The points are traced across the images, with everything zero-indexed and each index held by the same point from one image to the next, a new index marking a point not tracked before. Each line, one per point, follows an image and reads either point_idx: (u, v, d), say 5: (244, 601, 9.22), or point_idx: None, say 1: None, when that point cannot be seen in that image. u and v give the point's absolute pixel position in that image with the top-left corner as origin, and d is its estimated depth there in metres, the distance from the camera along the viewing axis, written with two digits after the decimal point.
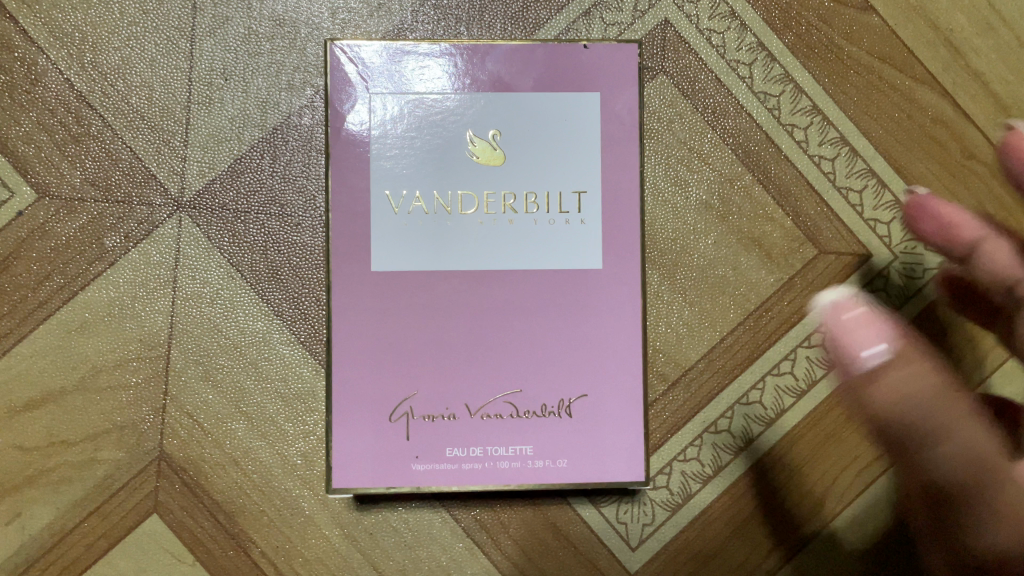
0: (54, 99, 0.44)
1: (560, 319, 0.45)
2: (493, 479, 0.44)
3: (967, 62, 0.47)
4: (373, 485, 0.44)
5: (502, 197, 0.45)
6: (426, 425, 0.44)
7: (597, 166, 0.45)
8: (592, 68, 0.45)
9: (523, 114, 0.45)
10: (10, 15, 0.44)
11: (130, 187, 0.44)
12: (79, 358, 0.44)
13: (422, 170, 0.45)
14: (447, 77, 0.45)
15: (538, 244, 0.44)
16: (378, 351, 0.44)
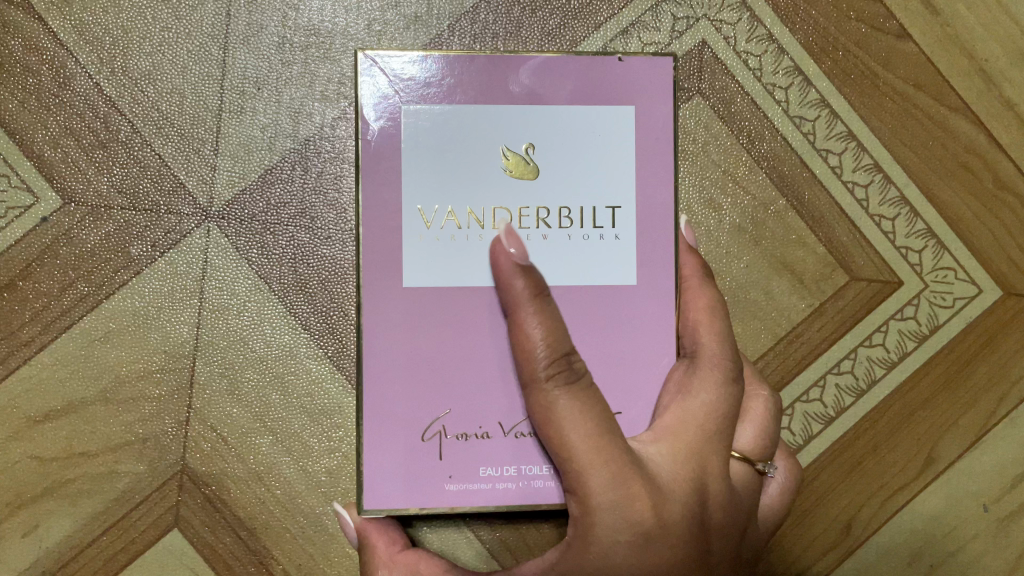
0: (81, 103, 0.43)
1: (603, 331, 0.40)
2: (526, 501, 0.40)
3: (1001, 92, 0.47)
4: (405, 507, 0.39)
5: (535, 212, 0.39)
6: (458, 445, 0.40)
7: (631, 179, 0.40)
8: (626, 81, 0.41)
9: (557, 123, 0.40)
10: (39, 17, 0.43)
11: (159, 195, 0.43)
12: (101, 369, 0.44)
13: (453, 183, 0.39)
14: (485, 85, 0.40)
15: (573, 261, 0.39)
16: (408, 364, 0.39)
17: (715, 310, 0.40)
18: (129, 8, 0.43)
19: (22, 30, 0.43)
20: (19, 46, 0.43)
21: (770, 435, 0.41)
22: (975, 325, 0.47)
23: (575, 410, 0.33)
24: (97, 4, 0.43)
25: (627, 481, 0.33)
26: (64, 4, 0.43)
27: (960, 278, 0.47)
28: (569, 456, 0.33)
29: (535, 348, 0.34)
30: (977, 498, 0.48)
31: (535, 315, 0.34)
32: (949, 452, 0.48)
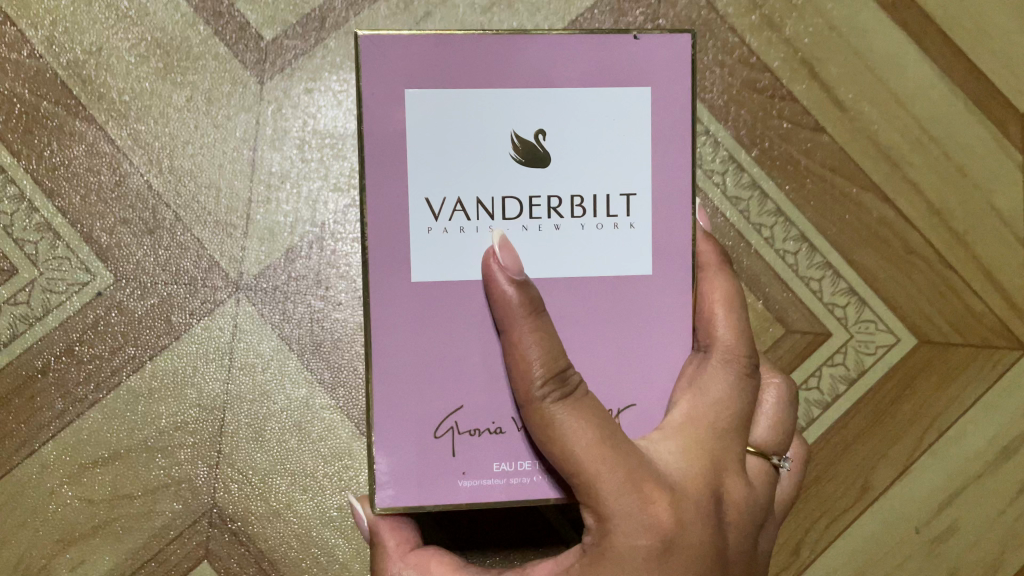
0: (133, 197, 0.50)
1: (626, 322, 0.38)
2: (537, 496, 0.38)
3: (904, 173, 0.55)
4: (419, 505, 0.37)
5: (546, 201, 0.37)
6: (471, 441, 0.38)
7: (649, 165, 0.37)
8: (642, 60, 0.37)
9: (565, 106, 0.36)
10: (100, 127, 0.50)
11: (195, 274, 0.51)
12: (144, 422, 0.51)
13: (460, 169, 0.36)
14: (494, 63, 0.36)
15: (588, 255, 0.37)
16: (420, 355, 0.37)
17: (731, 303, 0.42)
18: (171, 116, 0.50)
19: (85, 137, 0.50)
20: (83, 151, 0.50)
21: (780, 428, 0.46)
22: (896, 369, 0.56)
23: (576, 423, 0.35)
24: (149, 115, 0.50)
25: (633, 489, 0.35)
26: (121, 116, 0.50)
27: (881, 328, 0.55)
28: (570, 468, 0.35)
29: (530, 366, 0.35)
30: (910, 522, 0.57)
31: (526, 334, 0.35)
32: (882, 481, 0.56)
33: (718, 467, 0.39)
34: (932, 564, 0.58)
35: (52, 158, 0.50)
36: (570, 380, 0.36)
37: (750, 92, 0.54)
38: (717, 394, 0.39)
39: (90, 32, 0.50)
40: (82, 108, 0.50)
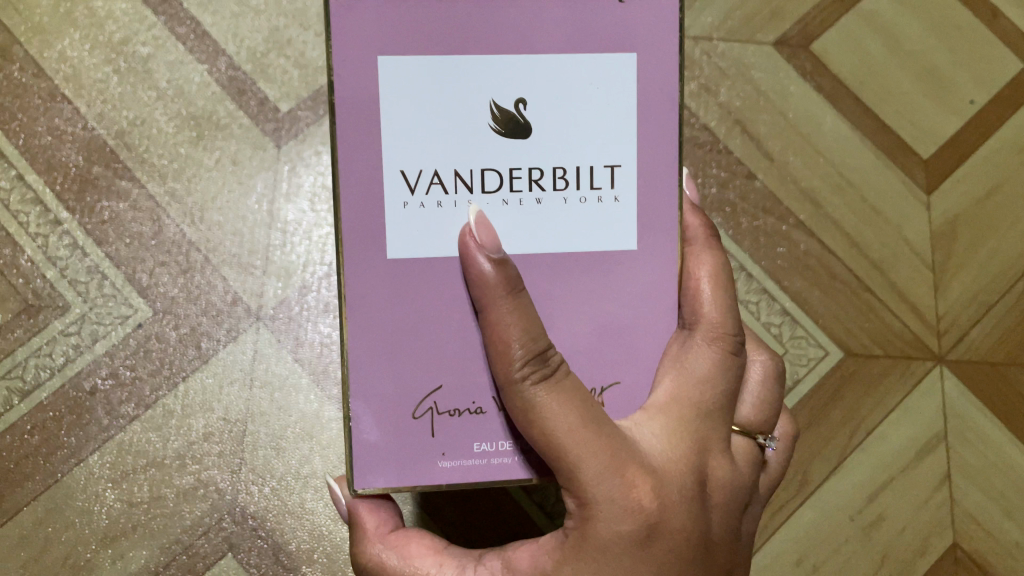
0: (169, 243, 0.59)
1: (604, 302, 0.41)
2: (507, 477, 0.41)
3: (827, 212, 0.64)
4: (397, 485, 0.40)
5: (528, 175, 0.39)
6: (450, 420, 0.41)
7: (632, 136, 0.40)
8: (626, 26, 0.39)
9: (550, 78, 0.39)
10: (141, 184, 0.59)
11: (222, 308, 0.59)
12: (177, 436, 0.59)
13: (440, 140, 0.38)
14: (471, 31, 0.38)
15: (569, 226, 0.40)
16: (395, 340, 0.40)
17: (717, 282, 0.43)
18: (201, 174, 0.59)
19: (127, 193, 0.58)
20: (125, 206, 0.58)
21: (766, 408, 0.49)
22: (826, 378, 0.65)
23: (555, 403, 0.37)
24: (184, 175, 0.59)
25: (615, 472, 0.38)
26: (160, 176, 0.59)
27: (812, 344, 0.65)
28: (553, 451, 0.37)
29: (511, 350, 0.38)
30: (844, 511, 0.66)
31: (506, 318, 0.38)
32: (818, 475, 0.65)
33: (703, 449, 0.41)
34: (865, 546, 0.67)
35: (96, 213, 0.58)
36: (551, 363, 0.38)
37: (692, 147, 0.63)
38: (695, 378, 0.42)
39: (128, 105, 0.58)
40: (127, 170, 0.58)
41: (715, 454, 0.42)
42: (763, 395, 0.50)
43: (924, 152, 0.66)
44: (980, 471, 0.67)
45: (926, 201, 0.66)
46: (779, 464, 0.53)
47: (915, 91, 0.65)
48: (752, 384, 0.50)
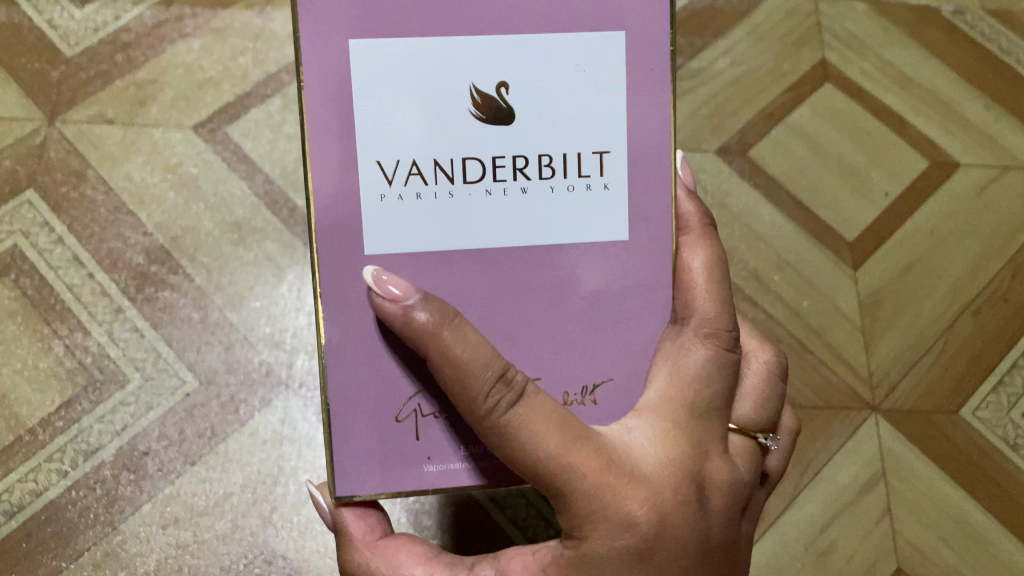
0: (217, 327, 0.76)
1: (581, 296, 0.50)
2: (474, 482, 0.50)
3: (768, 286, 0.81)
4: (383, 492, 0.49)
5: (512, 163, 0.48)
6: (427, 427, 0.49)
7: (621, 127, 0.49)
8: (613, 14, 0.48)
9: (541, 72, 0.47)
10: (198, 282, 0.77)
11: (258, 378, 0.75)
12: (219, 487, 0.74)
13: (429, 132, 0.47)
14: (440, 33, 0.46)
15: (554, 211, 0.49)
16: (378, 359, 0.48)
17: (714, 279, 0.51)
18: (244, 270, 0.78)
19: (192, 289, 0.77)
20: (191, 300, 0.77)
21: (765, 406, 0.57)
22: None
23: (534, 430, 0.43)
24: (234, 274, 0.77)
25: (600, 484, 0.43)
26: (218, 276, 0.77)
27: None
28: (540, 471, 0.43)
29: (475, 384, 0.43)
30: (799, 542, 0.76)
31: (458, 353, 0.43)
32: (775, 510, 0.76)
33: (698, 449, 0.47)
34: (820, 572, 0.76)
35: (155, 303, 0.76)
36: (513, 384, 0.44)
37: None
38: (667, 393, 0.48)
39: (181, 219, 0.79)
40: (184, 269, 0.77)
41: (710, 450, 0.48)
42: (763, 390, 0.57)
43: (849, 236, 0.84)
44: (918, 503, 0.77)
45: (854, 274, 0.82)
46: (782, 463, 0.59)
47: (838, 187, 0.85)
48: (752, 378, 0.58)
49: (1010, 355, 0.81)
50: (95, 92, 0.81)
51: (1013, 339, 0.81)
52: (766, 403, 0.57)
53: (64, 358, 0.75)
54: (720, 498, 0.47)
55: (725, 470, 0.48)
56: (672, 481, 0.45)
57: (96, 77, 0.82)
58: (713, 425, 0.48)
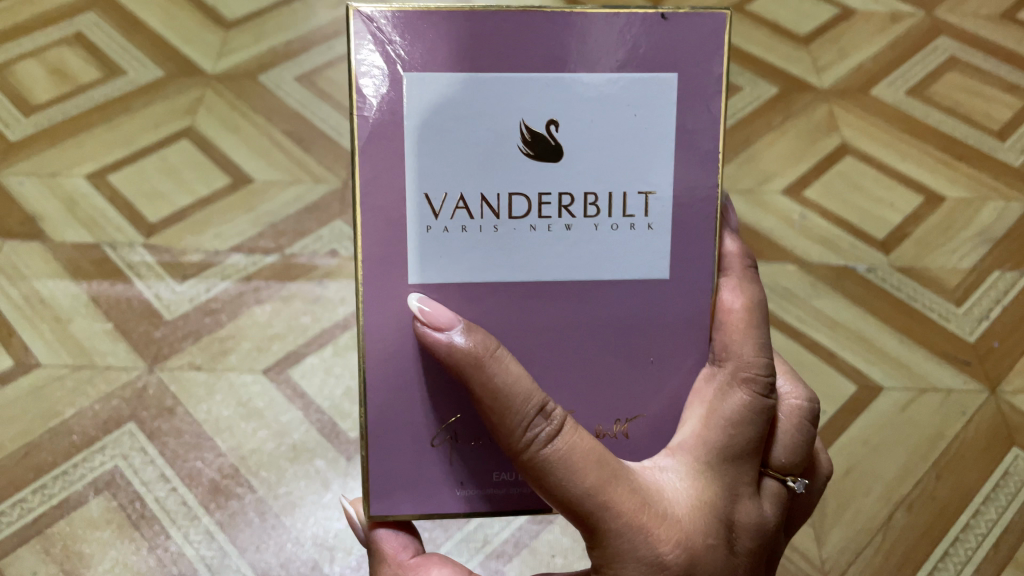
0: (274, 529, 0.94)
1: (611, 337, 0.56)
2: (502, 505, 0.57)
3: None
4: (414, 510, 0.56)
5: (558, 201, 0.53)
6: (459, 454, 0.56)
7: (662, 164, 0.54)
8: (671, 41, 0.53)
9: (586, 106, 0.53)
10: (260, 492, 0.96)
11: (306, 571, 0.92)
12: None
13: (484, 165, 0.52)
14: (503, 62, 0.52)
15: (594, 248, 0.54)
16: (419, 383, 0.55)
17: (742, 331, 0.57)
18: (299, 482, 0.97)
19: (256, 497, 0.95)
20: (255, 505, 0.95)
21: (801, 444, 0.61)
22: None
23: (572, 464, 0.49)
24: (291, 485, 0.96)
25: (632, 520, 0.49)
26: (277, 487, 0.96)
27: None
28: (579, 505, 0.49)
29: (520, 419, 0.49)
30: None
31: (503, 386, 0.49)
32: None
33: (726, 492, 0.53)
34: None
35: (226, 509, 0.94)
36: (552, 418, 0.49)
37: None
38: (702, 439, 0.54)
39: (249, 442, 0.99)
40: (250, 482, 0.96)
41: (736, 496, 0.54)
42: (797, 433, 0.61)
43: None
44: None
45: None
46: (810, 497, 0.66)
47: None
48: (787, 423, 0.61)
49: (939, 548, 0.97)
50: (187, 347, 1.06)
51: (941, 533, 0.98)
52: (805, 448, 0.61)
53: (148, 557, 0.92)
54: (747, 537, 0.54)
55: (752, 510, 0.55)
56: (700, 520, 0.51)
57: (189, 335, 1.07)
58: (739, 471, 0.54)
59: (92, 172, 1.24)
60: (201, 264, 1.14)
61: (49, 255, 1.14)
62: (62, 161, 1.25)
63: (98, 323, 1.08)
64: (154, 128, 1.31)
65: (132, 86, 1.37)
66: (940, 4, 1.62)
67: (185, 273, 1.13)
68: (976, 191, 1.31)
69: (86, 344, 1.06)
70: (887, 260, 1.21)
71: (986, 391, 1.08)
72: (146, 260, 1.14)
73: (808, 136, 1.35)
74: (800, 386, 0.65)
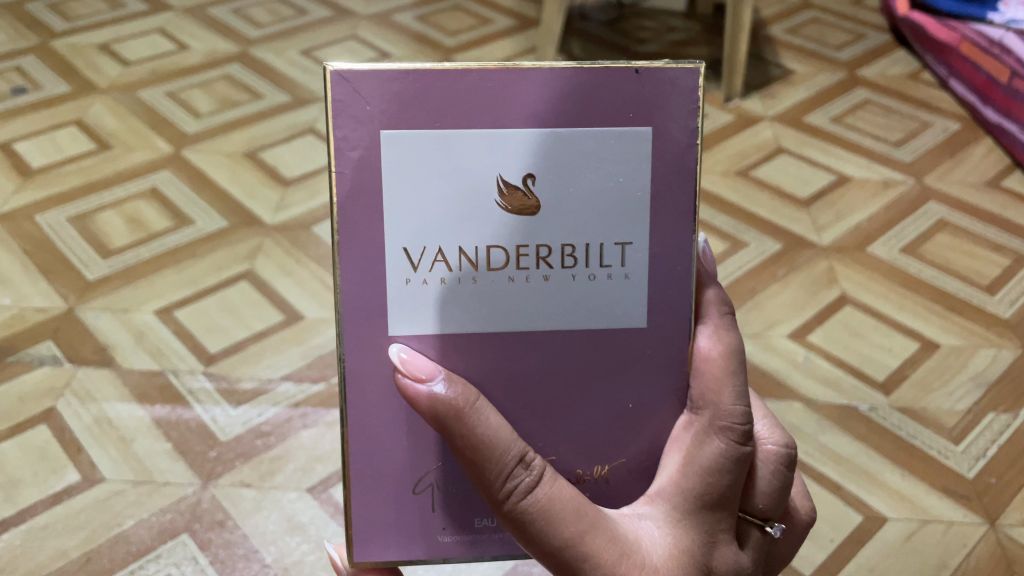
0: None
1: (588, 390, 0.59)
2: (483, 550, 0.61)
3: None
4: (399, 558, 0.60)
5: (536, 252, 0.56)
6: (442, 500, 0.60)
7: (639, 219, 0.56)
8: (644, 91, 0.54)
9: (560, 159, 0.54)
10: None
11: None
12: None
13: (463, 216, 0.54)
14: (478, 118, 0.53)
15: (570, 301, 0.57)
16: (405, 428, 0.58)
17: (723, 381, 0.59)
18: None
19: None
20: None
21: (775, 490, 0.65)
22: None
23: (551, 512, 0.54)
24: None
25: (614, 570, 0.55)
26: None
27: None
28: (562, 552, 0.54)
29: (502, 469, 0.54)
30: None
31: (484, 436, 0.53)
32: None
33: (699, 541, 0.59)
34: None
35: None
36: (533, 467, 0.55)
37: None
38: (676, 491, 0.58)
39: (292, 554, 1.06)
40: None
41: (710, 544, 0.59)
42: (771, 479, 0.65)
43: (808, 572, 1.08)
44: None
45: None
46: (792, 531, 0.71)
47: None
48: (763, 468, 0.65)
49: None
50: (239, 465, 1.15)
51: None
52: (779, 493, 0.66)
53: None
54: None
55: (724, 555, 0.60)
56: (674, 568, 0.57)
57: (241, 455, 1.17)
58: (714, 520, 0.60)
59: (160, 308, 1.38)
60: (254, 391, 1.26)
61: (118, 381, 1.26)
62: (134, 298, 1.40)
63: (159, 442, 1.18)
64: (216, 271, 1.45)
65: (199, 234, 1.53)
66: (928, 174, 1.80)
67: (239, 399, 1.24)
68: (969, 339, 1.40)
69: (148, 461, 1.16)
70: (887, 400, 1.30)
71: (985, 523, 1.13)
72: (205, 386, 1.26)
73: (810, 288, 1.49)
74: (778, 432, 0.68)
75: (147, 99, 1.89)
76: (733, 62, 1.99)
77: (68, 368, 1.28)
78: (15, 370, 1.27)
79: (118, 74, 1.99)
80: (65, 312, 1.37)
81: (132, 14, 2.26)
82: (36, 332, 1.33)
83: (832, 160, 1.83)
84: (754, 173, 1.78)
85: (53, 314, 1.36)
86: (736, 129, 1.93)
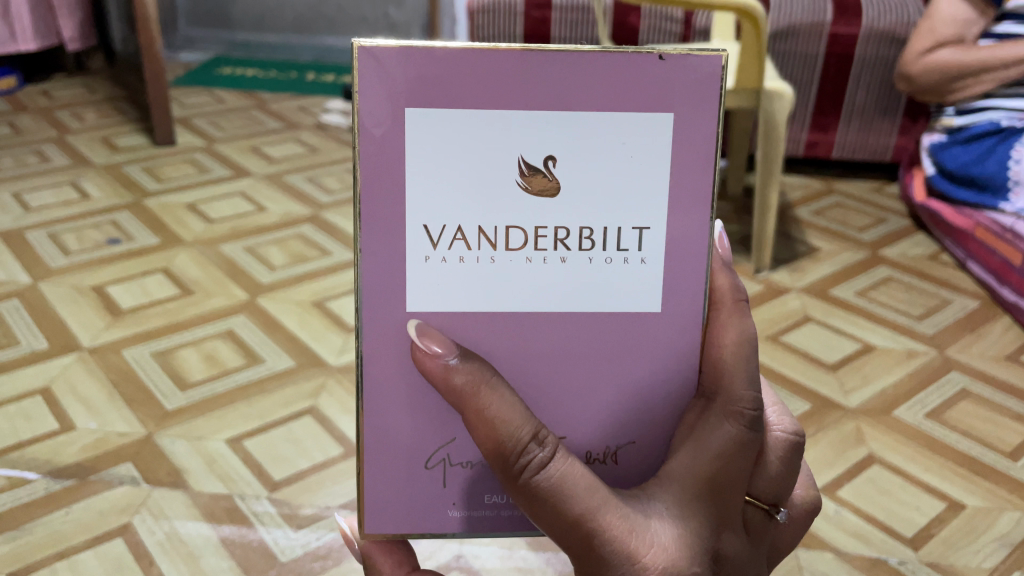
0: None
1: (602, 371, 0.61)
2: (491, 528, 0.63)
3: None
4: (411, 531, 0.63)
5: (554, 234, 0.59)
6: (453, 476, 0.63)
7: (657, 206, 0.59)
8: (666, 74, 0.56)
9: (581, 137, 0.57)
10: None
11: None
12: None
13: (484, 196, 0.57)
14: (503, 99, 0.56)
15: (585, 279, 0.60)
16: (417, 399, 0.61)
17: (737, 364, 0.61)
18: None
19: None
20: None
21: (785, 474, 0.67)
22: None
23: (569, 484, 0.54)
24: None
25: (629, 549, 0.55)
26: None
27: None
28: (579, 528, 0.54)
29: (516, 444, 0.54)
30: None
31: (495, 413, 0.55)
32: None
33: (715, 523, 0.59)
34: None
35: None
36: (546, 444, 0.55)
37: None
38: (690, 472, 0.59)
39: None
40: None
41: (723, 528, 0.60)
42: (781, 463, 0.67)
43: None
44: None
45: None
46: (796, 514, 0.74)
47: None
48: (774, 453, 0.67)
49: None
50: None
51: None
52: (785, 479, 0.67)
53: None
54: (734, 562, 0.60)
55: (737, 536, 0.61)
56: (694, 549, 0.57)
57: None
58: (724, 506, 0.60)
59: (230, 437, 1.50)
60: (313, 516, 1.34)
61: (189, 502, 1.36)
62: (208, 427, 1.52)
63: (223, 560, 1.26)
64: (284, 406, 1.58)
65: (268, 372, 1.67)
66: (949, 346, 1.90)
67: (300, 523, 1.33)
68: (994, 501, 1.46)
69: None
70: (916, 555, 1.35)
71: None
72: (268, 510, 1.35)
73: (839, 446, 1.57)
74: (788, 418, 0.70)
75: (227, 252, 2.09)
76: (763, 238, 2.16)
77: (145, 488, 1.38)
78: (97, 488, 1.38)
79: (202, 230, 2.20)
80: (145, 438, 1.49)
81: (217, 179, 2.52)
82: (116, 455, 1.44)
83: (858, 330, 1.95)
84: (784, 338, 1.90)
85: (134, 438, 1.49)
86: (766, 298, 2.06)
